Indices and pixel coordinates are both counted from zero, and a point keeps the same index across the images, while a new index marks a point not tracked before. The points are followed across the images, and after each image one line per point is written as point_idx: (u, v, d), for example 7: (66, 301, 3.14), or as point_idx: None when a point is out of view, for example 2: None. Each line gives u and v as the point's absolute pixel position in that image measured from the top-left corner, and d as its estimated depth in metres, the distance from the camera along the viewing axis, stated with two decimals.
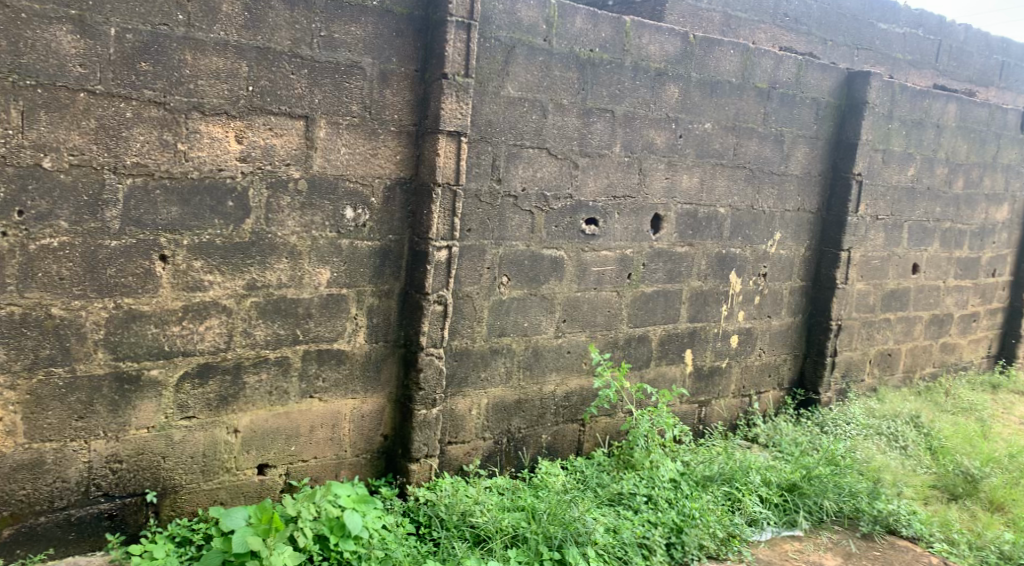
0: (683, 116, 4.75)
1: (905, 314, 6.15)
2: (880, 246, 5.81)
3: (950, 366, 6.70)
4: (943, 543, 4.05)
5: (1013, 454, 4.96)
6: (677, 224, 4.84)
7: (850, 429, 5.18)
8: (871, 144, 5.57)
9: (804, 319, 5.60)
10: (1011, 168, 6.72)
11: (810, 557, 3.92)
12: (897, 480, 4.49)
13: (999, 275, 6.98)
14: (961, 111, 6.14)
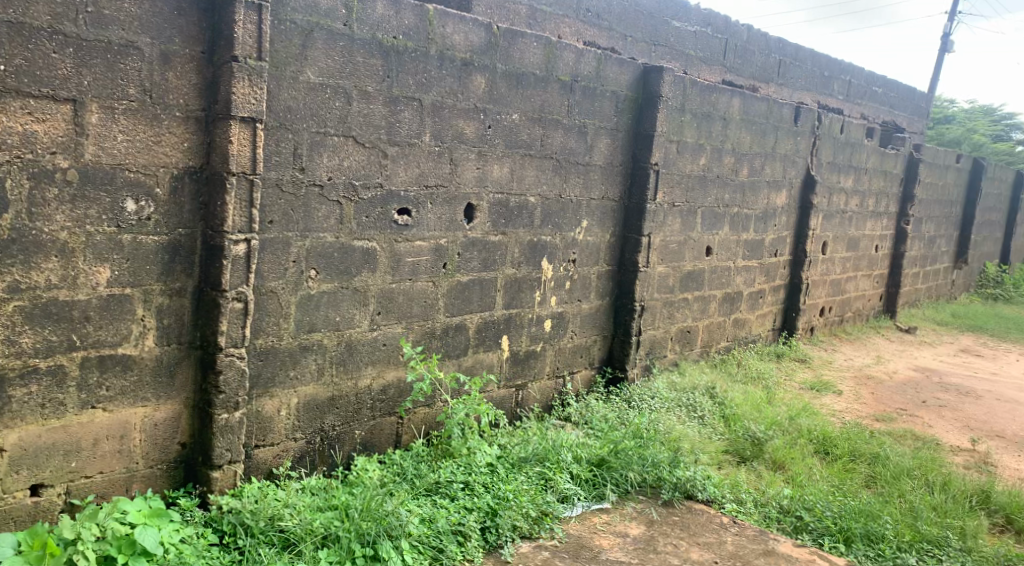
0: (491, 106, 4.76)
1: (701, 294, 6.51)
2: (678, 231, 6.10)
3: (741, 340, 7.17)
4: (732, 503, 4.30)
5: (792, 417, 5.47)
6: (490, 213, 4.86)
7: (654, 402, 5.40)
8: (666, 135, 5.82)
9: (611, 302, 5.79)
10: (788, 158, 7.26)
11: (616, 528, 4.03)
12: (694, 448, 4.77)
13: (781, 255, 7.53)
14: (745, 105, 6.55)
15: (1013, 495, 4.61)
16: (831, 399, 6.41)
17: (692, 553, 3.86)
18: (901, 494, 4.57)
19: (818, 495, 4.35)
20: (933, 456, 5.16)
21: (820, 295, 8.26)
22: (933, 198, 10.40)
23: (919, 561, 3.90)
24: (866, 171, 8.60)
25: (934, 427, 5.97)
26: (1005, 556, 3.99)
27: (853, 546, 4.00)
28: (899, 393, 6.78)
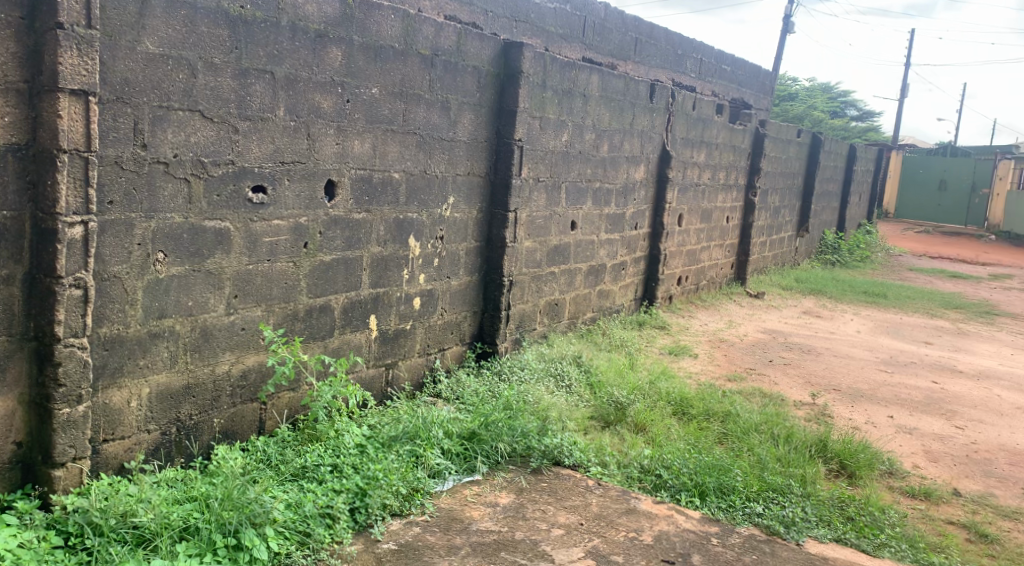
0: (349, 80, 4.58)
1: (567, 267, 6.57)
2: (543, 206, 6.12)
3: (605, 310, 7.30)
4: (598, 466, 4.37)
5: (652, 381, 5.64)
6: (352, 190, 4.71)
7: (524, 373, 5.42)
8: (530, 111, 5.78)
9: (480, 278, 5.73)
10: (645, 133, 7.41)
11: (487, 498, 4.02)
12: (561, 416, 4.82)
13: (641, 228, 7.70)
14: (604, 82, 6.61)
15: (847, 442, 4.90)
16: (688, 362, 6.64)
17: (560, 517, 3.90)
18: (750, 448, 4.78)
19: (676, 453, 4.48)
20: (779, 412, 5.45)
21: (677, 265, 8.52)
22: (778, 171, 10.91)
23: (767, 508, 4.07)
24: (717, 146, 8.90)
25: (778, 384, 6.30)
26: (840, 498, 4.23)
27: (706, 499, 4.14)
28: (749, 354, 7.11)
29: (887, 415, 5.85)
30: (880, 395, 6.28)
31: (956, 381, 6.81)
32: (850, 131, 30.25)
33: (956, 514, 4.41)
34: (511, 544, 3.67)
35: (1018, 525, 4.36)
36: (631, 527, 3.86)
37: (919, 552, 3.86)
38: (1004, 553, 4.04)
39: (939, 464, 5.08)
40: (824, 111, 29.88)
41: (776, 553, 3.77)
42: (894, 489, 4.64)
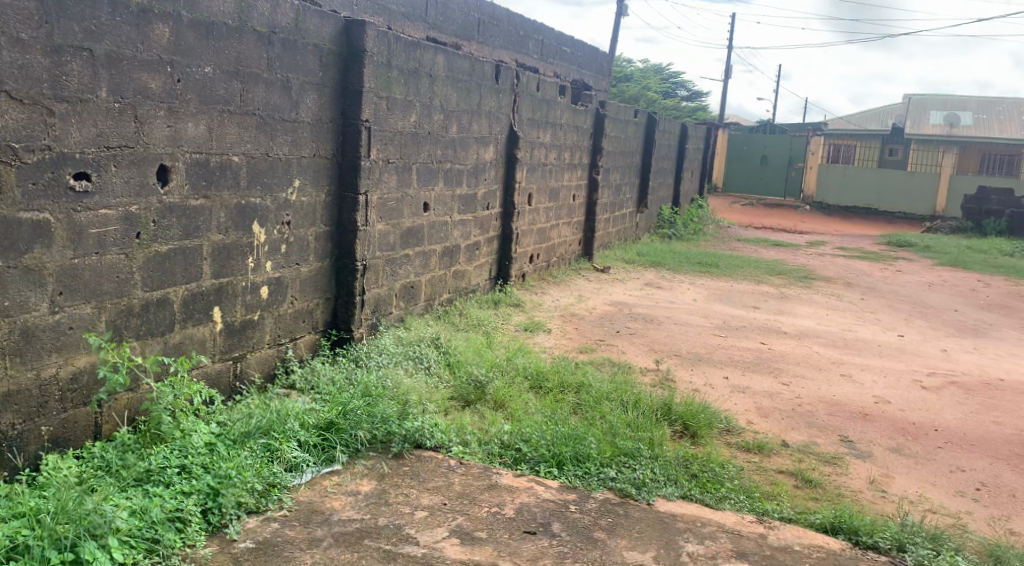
0: (179, 58, 4.30)
1: (421, 249, 6.49)
2: (393, 187, 5.99)
3: (460, 291, 7.28)
4: (460, 446, 4.34)
5: (509, 358, 5.68)
6: (188, 175, 4.44)
7: (381, 358, 5.31)
8: (375, 91, 5.64)
9: (332, 264, 5.56)
10: (492, 114, 7.41)
11: (348, 488, 3.91)
12: (421, 399, 4.77)
13: (492, 208, 7.71)
14: (449, 62, 6.54)
15: (689, 404, 5.11)
16: (542, 337, 6.73)
17: (422, 499, 3.85)
18: (604, 416, 4.90)
19: (534, 427, 4.52)
20: (627, 380, 5.62)
21: (529, 243, 8.61)
22: (618, 150, 11.22)
23: (619, 472, 4.17)
24: (561, 126, 9.04)
25: (626, 353, 6.49)
26: (684, 457, 4.41)
27: (564, 469, 4.19)
28: (598, 326, 7.29)
29: (722, 377, 6.15)
30: (716, 358, 6.60)
31: (781, 341, 7.25)
32: (681, 110, 31.59)
33: (785, 463, 4.70)
34: (374, 530, 3.59)
35: (838, 469, 4.69)
36: (493, 502, 3.86)
37: (756, 501, 4.07)
38: (826, 495, 4.35)
39: (769, 418, 5.39)
40: (656, 92, 31.05)
41: (629, 514, 3.87)
42: (730, 445, 4.89)
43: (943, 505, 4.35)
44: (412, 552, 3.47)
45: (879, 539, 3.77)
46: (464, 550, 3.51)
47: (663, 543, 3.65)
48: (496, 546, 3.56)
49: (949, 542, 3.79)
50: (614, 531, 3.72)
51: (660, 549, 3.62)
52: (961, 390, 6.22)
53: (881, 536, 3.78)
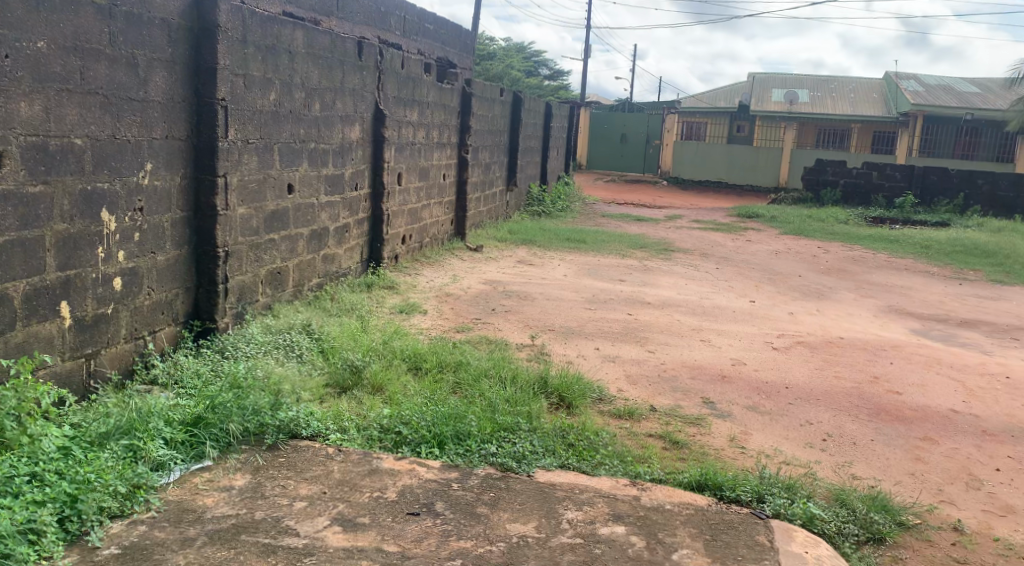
0: (7, 32, 3.96)
1: (288, 233, 6.29)
2: (254, 169, 5.75)
3: (331, 275, 7.10)
4: (337, 433, 4.23)
5: (384, 341, 5.58)
6: (24, 160, 4.10)
7: (250, 348, 5.10)
8: (230, 69, 5.38)
9: (192, 252, 5.29)
10: (357, 92, 7.24)
11: (221, 483, 3.73)
12: (295, 387, 4.62)
13: (361, 188, 7.56)
14: (309, 39, 6.32)
15: (563, 376, 5.17)
16: (417, 318, 6.65)
17: (301, 489, 3.73)
18: (482, 393, 4.89)
19: (413, 408, 4.46)
20: (502, 356, 5.63)
21: (400, 224, 8.50)
22: (486, 128, 11.21)
23: (499, 447, 4.17)
24: (428, 104, 8.93)
25: (500, 330, 6.51)
26: (561, 428, 4.46)
27: (445, 448, 4.15)
28: (472, 304, 7.27)
29: (593, 348, 6.26)
30: (587, 330, 6.71)
31: (646, 311, 7.45)
32: (544, 89, 31.94)
33: (653, 427, 4.83)
34: (251, 525, 3.45)
35: (701, 429, 4.86)
36: (375, 487, 3.78)
37: (628, 466, 4.16)
38: (691, 454, 4.50)
39: (637, 385, 5.52)
40: (519, 71, 31.28)
41: (510, 487, 3.87)
42: (603, 413, 4.98)
43: (795, 456, 4.58)
44: (293, 544, 3.36)
45: (741, 493, 3.91)
46: (346, 537, 3.43)
47: (544, 513, 3.67)
48: (379, 530, 3.49)
49: (801, 490, 4.02)
50: (496, 505, 3.72)
51: (540, 519, 3.63)
52: (808, 348, 6.57)
53: (742, 490, 3.93)
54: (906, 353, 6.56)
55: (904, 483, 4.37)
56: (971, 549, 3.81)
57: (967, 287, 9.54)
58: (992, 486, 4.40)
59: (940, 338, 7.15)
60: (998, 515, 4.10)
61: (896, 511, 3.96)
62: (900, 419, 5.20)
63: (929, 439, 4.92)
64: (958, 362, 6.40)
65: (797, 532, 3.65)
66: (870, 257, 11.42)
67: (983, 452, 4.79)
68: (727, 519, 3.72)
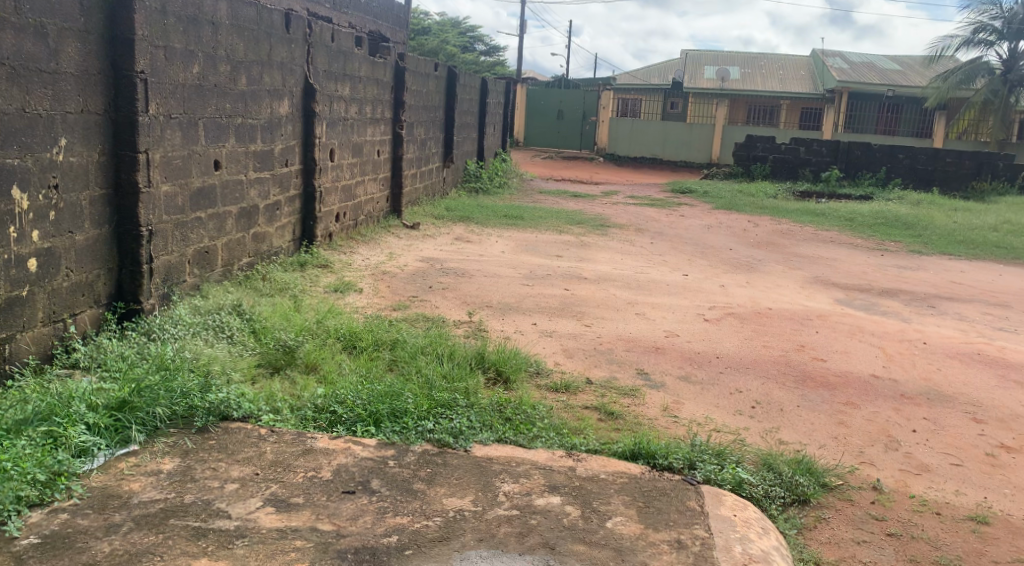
0: None
1: (215, 211, 6.13)
2: (178, 145, 5.58)
3: (262, 254, 6.95)
4: (269, 414, 4.15)
5: (319, 320, 5.49)
6: None
7: (177, 329, 4.97)
8: (149, 40, 5.19)
9: (113, 231, 5.11)
10: (286, 66, 7.07)
11: (148, 468, 3.63)
12: (225, 368, 4.52)
13: (292, 165, 7.41)
14: (233, 10, 6.14)
15: (500, 351, 5.16)
16: (353, 297, 6.56)
17: (232, 471, 3.65)
18: (418, 370, 4.85)
19: (348, 387, 4.40)
20: (440, 332, 5.60)
21: (334, 201, 8.36)
22: (420, 104, 11.08)
23: (436, 423, 4.14)
24: (360, 79, 8.78)
25: (438, 307, 6.47)
26: (497, 403, 4.46)
27: (381, 426, 4.11)
28: (409, 282, 7.20)
29: (530, 323, 6.26)
30: (524, 306, 6.71)
31: (582, 286, 7.47)
32: (479, 65, 31.75)
33: (589, 399, 4.86)
34: (180, 509, 3.37)
35: (635, 400, 4.91)
36: (309, 467, 3.73)
37: (564, 438, 4.19)
38: (626, 424, 4.55)
39: (573, 358, 5.56)
40: (454, 47, 31.05)
41: (447, 463, 3.85)
42: (540, 387, 4.99)
43: (725, 424, 4.66)
44: (224, 526, 3.29)
45: (673, 460, 3.96)
46: (280, 517, 3.37)
47: (480, 487, 3.67)
48: (314, 509, 3.44)
49: (730, 455, 4.10)
50: (433, 481, 3.70)
51: (477, 493, 3.63)
52: (737, 319, 6.68)
53: (674, 457, 3.97)
54: (830, 322, 6.72)
55: (827, 446, 4.49)
56: (889, 507, 3.93)
57: (888, 258, 9.81)
58: (909, 446, 4.54)
59: (863, 307, 7.35)
60: (914, 474, 4.24)
61: (819, 473, 4.07)
62: (824, 385, 5.33)
63: (851, 404, 5.05)
64: (879, 329, 6.58)
65: (726, 496, 3.71)
66: (797, 230, 11.66)
67: (901, 414, 4.94)
68: (659, 486, 3.77)
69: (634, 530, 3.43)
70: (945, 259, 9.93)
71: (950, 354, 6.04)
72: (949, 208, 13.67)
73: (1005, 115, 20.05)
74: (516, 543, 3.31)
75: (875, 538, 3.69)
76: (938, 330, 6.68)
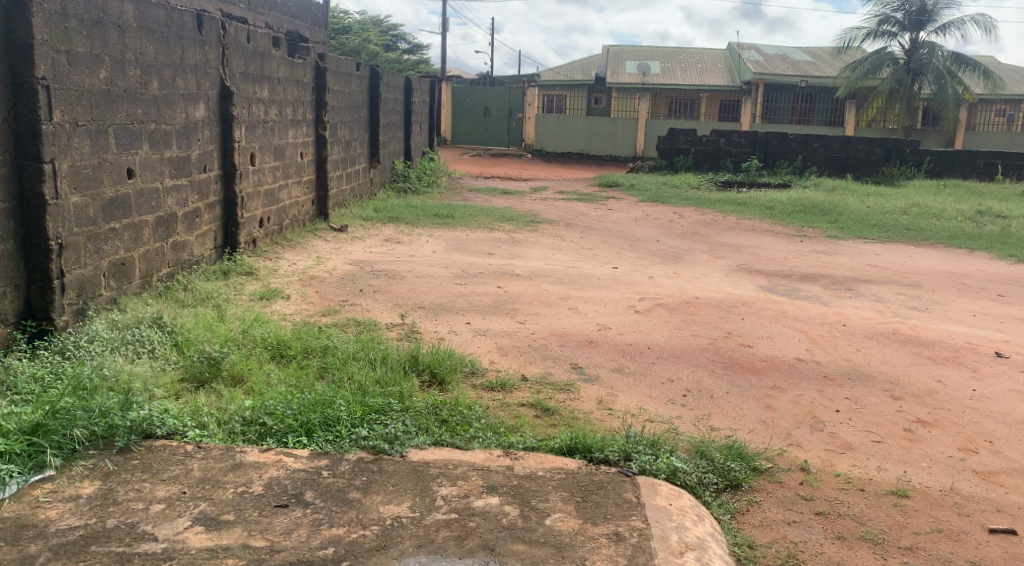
0: None
1: (130, 221, 5.92)
2: (88, 153, 5.38)
3: (183, 264, 6.75)
4: (195, 430, 4.01)
5: (245, 330, 5.35)
6: None
7: (94, 346, 4.78)
8: (50, 45, 4.99)
9: (19, 245, 4.88)
10: (200, 69, 6.87)
11: (66, 493, 3.48)
12: (146, 385, 4.37)
13: (211, 170, 7.20)
14: (141, 12, 5.93)
15: (434, 353, 5.10)
16: (281, 304, 6.41)
17: (158, 491, 3.52)
18: (350, 376, 4.76)
19: (278, 398, 4.29)
20: (371, 337, 5.51)
21: (256, 207, 8.17)
22: (343, 104, 10.91)
23: (370, 430, 4.07)
24: (279, 81, 8.58)
25: (369, 311, 6.36)
26: (433, 405, 4.40)
27: (313, 436, 4.01)
28: (339, 287, 7.07)
29: (463, 322, 6.22)
30: (457, 305, 6.65)
31: (514, 283, 7.46)
32: (404, 64, 31.54)
33: (525, 396, 4.84)
34: (102, 534, 3.24)
35: (571, 395, 4.90)
36: (239, 482, 3.62)
37: (501, 437, 4.16)
38: (562, 420, 4.54)
39: (507, 355, 5.53)
40: (377, 46, 30.77)
41: (383, 469, 3.78)
42: (475, 387, 4.95)
43: (658, 413, 4.70)
44: (151, 549, 3.18)
45: (609, 453, 3.97)
46: (210, 536, 3.26)
47: (417, 492, 3.61)
48: (246, 526, 3.34)
49: (664, 445, 4.13)
50: (369, 488, 3.63)
51: (414, 498, 3.57)
52: (667, 309, 6.74)
53: (610, 450, 3.98)
54: (754, 308, 6.84)
55: (757, 430, 4.56)
56: (817, 486, 4.01)
57: (808, 244, 10.03)
58: (834, 426, 4.64)
59: (785, 292, 7.50)
60: (839, 453, 4.33)
61: (750, 457, 4.13)
62: (751, 370, 5.42)
63: (777, 387, 5.14)
64: (801, 313, 6.73)
65: (661, 486, 3.73)
66: (720, 220, 11.84)
67: (825, 396, 5.05)
68: (597, 480, 3.76)
69: (572, 526, 3.42)
70: (862, 243, 10.21)
71: (868, 335, 6.21)
72: (863, 193, 14.07)
73: (911, 103, 20.70)
74: (455, 547, 3.27)
75: (805, 518, 3.76)
76: (856, 312, 6.86)
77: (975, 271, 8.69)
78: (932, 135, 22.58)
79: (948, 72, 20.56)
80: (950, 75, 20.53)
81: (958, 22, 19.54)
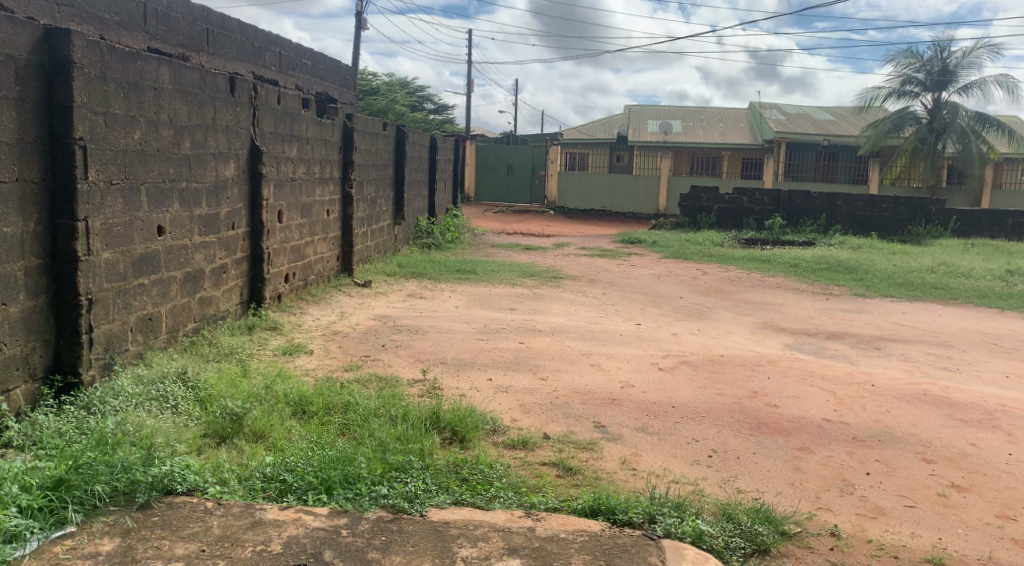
0: None
1: (159, 276, 5.99)
2: (119, 211, 5.46)
3: (209, 318, 6.81)
4: (216, 486, 3.98)
5: (267, 386, 5.35)
6: None
7: (118, 402, 4.80)
8: (89, 107, 5.11)
9: (49, 301, 4.94)
10: (231, 129, 7.00)
11: (85, 550, 3.46)
12: (168, 441, 4.38)
13: (239, 227, 7.30)
14: (176, 75, 6.08)
15: (455, 410, 5.06)
16: (303, 360, 6.42)
17: (176, 549, 3.50)
18: (371, 433, 4.73)
19: (298, 454, 4.27)
20: (393, 393, 5.48)
21: (283, 262, 8.25)
22: (370, 162, 11.09)
23: (391, 488, 4.02)
24: (308, 140, 8.73)
25: (391, 366, 6.35)
26: (453, 463, 4.36)
27: (333, 494, 3.96)
28: (361, 342, 7.09)
29: (485, 378, 6.19)
30: (479, 361, 6.62)
31: (536, 339, 7.43)
32: (430, 124, 32.05)
33: (547, 454, 4.78)
34: None
35: (594, 454, 4.84)
36: (258, 540, 3.58)
37: (522, 497, 4.10)
38: (585, 480, 4.48)
39: (530, 413, 5.48)
40: (404, 106, 31.35)
41: (402, 529, 3.73)
42: (497, 444, 4.90)
43: (683, 474, 4.62)
44: None
45: (634, 515, 3.90)
46: None
47: (437, 553, 3.55)
48: None
49: (690, 507, 4.05)
50: (388, 549, 3.58)
51: (434, 560, 3.52)
52: (691, 368, 6.67)
53: (635, 512, 3.91)
54: (780, 367, 6.74)
55: (784, 493, 4.47)
56: (848, 552, 3.90)
57: (834, 302, 9.94)
58: (864, 489, 4.54)
59: (812, 351, 7.42)
60: (870, 518, 4.22)
61: (778, 521, 4.03)
62: (779, 431, 5.32)
63: (805, 449, 5.05)
64: (829, 373, 6.63)
65: (687, 550, 3.66)
66: (744, 277, 11.80)
67: (854, 458, 4.95)
68: (621, 543, 3.69)
69: None
70: (889, 301, 10.12)
71: (898, 395, 6.10)
72: (888, 251, 14.00)
73: (935, 161, 20.65)
74: None
75: None
76: (884, 372, 6.75)
77: (1005, 331, 8.57)
78: (957, 194, 22.52)
79: (971, 130, 20.52)
80: (973, 133, 20.49)
81: (980, 82, 19.57)
